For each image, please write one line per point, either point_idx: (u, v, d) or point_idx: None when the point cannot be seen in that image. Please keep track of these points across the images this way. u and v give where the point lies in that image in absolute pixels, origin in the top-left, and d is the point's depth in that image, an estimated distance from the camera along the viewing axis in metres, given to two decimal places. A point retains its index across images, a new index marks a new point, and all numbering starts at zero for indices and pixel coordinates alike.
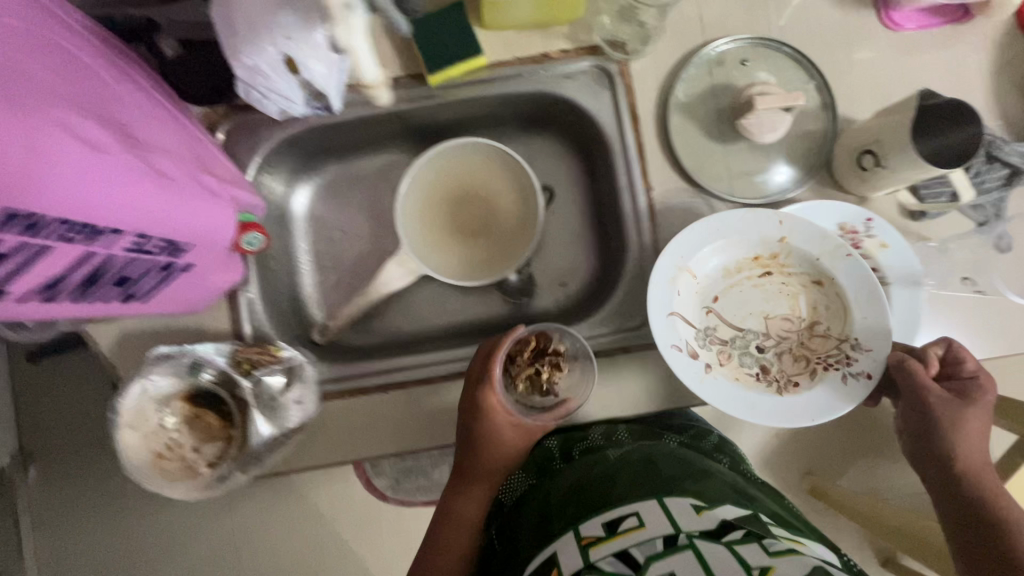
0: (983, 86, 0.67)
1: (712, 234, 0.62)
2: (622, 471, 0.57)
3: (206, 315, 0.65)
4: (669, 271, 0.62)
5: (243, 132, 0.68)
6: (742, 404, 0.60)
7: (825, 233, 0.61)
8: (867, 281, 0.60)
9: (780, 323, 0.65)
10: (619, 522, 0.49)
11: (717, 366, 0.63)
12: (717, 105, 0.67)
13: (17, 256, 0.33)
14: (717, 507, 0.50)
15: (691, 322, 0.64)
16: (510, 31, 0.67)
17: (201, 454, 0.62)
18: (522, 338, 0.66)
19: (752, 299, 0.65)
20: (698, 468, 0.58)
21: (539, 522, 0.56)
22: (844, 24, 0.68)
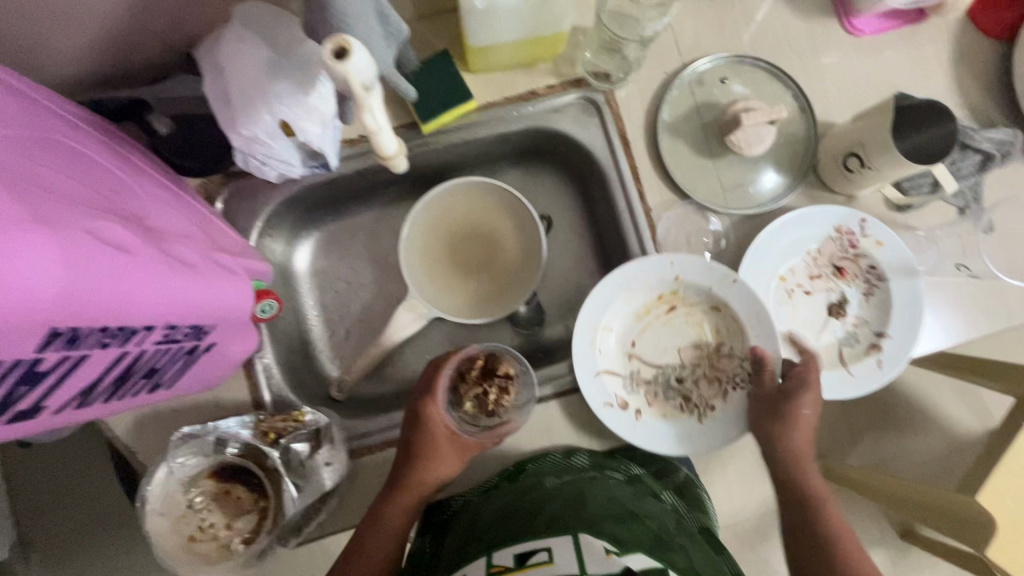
0: (946, 81, 0.70)
1: (613, 289, 0.67)
2: (548, 503, 0.60)
3: (223, 388, 0.64)
4: (586, 334, 0.66)
5: (240, 198, 0.68)
6: (668, 441, 0.65)
7: (712, 265, 0.65)
8: (754, 304, 0.65)
9: (691, 353, 0.69)
10: (530, 555, 0.52)
11: (646, 408, 0.67)
12: (702, 123, 0.69)
13: (57, 371, 0.33)
14: (628, 554, 0.52)
15: (616, 372, 0.68)
16: (495, 72, 0.68)
17: (234, 530, 0.60)
18: (471, 357, 0.67)
19: (664, 337, 0.69)
20: (628, 508, 0.60)
21: (463, 543, 0.60)
22: (812, 32, 0.71)
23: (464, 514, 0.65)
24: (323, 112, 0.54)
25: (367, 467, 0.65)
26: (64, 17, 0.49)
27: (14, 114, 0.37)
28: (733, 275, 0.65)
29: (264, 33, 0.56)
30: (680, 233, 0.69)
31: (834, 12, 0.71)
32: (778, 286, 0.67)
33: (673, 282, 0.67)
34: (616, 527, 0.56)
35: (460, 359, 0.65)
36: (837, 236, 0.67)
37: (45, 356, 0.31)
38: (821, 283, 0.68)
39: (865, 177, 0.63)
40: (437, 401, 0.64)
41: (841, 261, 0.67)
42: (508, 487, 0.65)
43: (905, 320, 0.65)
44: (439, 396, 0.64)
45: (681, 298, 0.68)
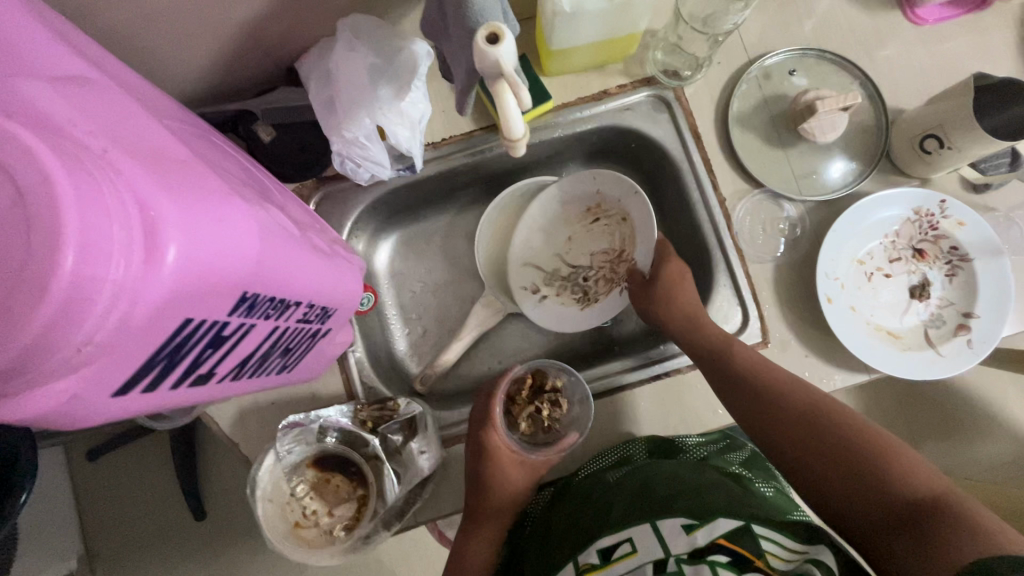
0: (1014, 64, 0.71)
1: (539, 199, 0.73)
2: (615, 493, 0.60)
3: (319, 381, 0.67)
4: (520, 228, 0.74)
5: (331, 202, 0.71)
6: (558, 321, 0.69)
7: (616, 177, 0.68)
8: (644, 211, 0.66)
9: (602, 258, 0.72)
10: (613, 548, 0.54)
11: (553, 296, 0.71)
12: (771, 114, 0.71)
13: (234, 337, 0.36)
14: (711, 522, 0.52)
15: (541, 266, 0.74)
16: (569, 75, 0.71)
17: (336, 517, 0.63)
18: (520, 377, 0.71)
19: (582, 243, 0.72)
20: (694, 480, 0.58)
21: (546, 545, 0.62)
22: (877, 23, 0.72)
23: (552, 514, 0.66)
24: (413, 116, 0.61)
25: (458, 456, 0.66)
26: (196, 28, 0.53)
27: (179, 114, 0.41)
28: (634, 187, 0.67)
29: (373, 43, 0.61)
30: (755, 221, 0.69)
31: (897, 3, 0.72)
32: (856, 269, 0.67)
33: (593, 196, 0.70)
34: (689, 501, 0.55)
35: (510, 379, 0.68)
36: (916, 218, 0.67)
37: (230, 320, 0.34)
38: (900, 265, 0.68)
39: (944, 158, 0.64)
40: (499, 427, 0.64)
41: (920, 244, 0.68)
42: (575, 487, 0.66)
43: (986, 298, 0.65)
44: (498, 421, 0.65)
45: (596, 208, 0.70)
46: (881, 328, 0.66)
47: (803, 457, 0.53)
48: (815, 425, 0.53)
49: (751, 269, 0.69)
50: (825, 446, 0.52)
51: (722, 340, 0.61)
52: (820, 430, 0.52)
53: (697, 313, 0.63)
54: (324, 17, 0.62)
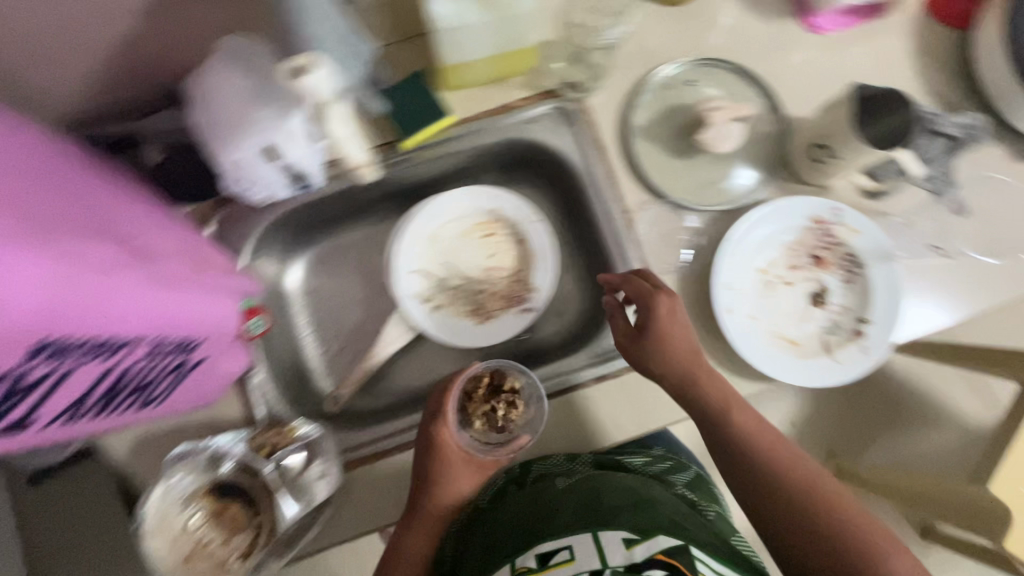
0: (908, 71, 0.72)
1: (437, 208, 0.69)
2: (563, 502, 0.61)
3: (217, 407, 0.66)
4: (410, 239, 0.68)
5: (230, 225, 0.69)
6: (447, 332, 0.67)
7: (519, 202, 0.69)
8: (545, 241, 0.68)
9: (494, 273, 0.70)
10: (551, 555, 0.56)
11: (442, 307, 0.69)
12: (673, 124, 0.71)
13: (45, 381, 0.34)
14: (650, 538, 0.54)
15: (427, 272, 0.69)
16: (470, 88, 0.71)
17: (231, 547, 0.62)
18: (478, 375, 0.69)
19: (475, 255, 0.70)
20: (642, 495, 0.60)
21: (488, 551, 0.61)
22: (775, 32, 0.73)
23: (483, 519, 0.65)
24: (303, 133, 0.57)
25: (361, 479, 0.65)
26: (52, 51, 0.51)
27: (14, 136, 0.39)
28: (532, 216, 0.68)
29: (249, 65, 0.58)
30: (659, 232, 0.69)
31: (795, 12, 0.73)
32: (758, 277, 0.68)
33: (491, 211, 0.70)
34: (634, 516, 0.57)
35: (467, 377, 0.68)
36: (814, 226, 0.68)
37: (31, 367, 0.33)
38: (800, 273, 0.68)
39: (833, 166, 0.65)
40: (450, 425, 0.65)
41: (820, 251, 0.68)
42: (519, 493, 0.65)
43: (919, 323, 0.67)
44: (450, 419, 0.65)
45: (494, 226, 0.70)
46: (781, 336, 0.67)
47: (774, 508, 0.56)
48: (803, 498, 0.55)
49: (656, 281, 0.69)
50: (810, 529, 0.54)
51: (725, 406, 0.59)
52: (800, 483, 0.56)
53: (695, 362, 0.61)
54: (203, 33, 0.60)
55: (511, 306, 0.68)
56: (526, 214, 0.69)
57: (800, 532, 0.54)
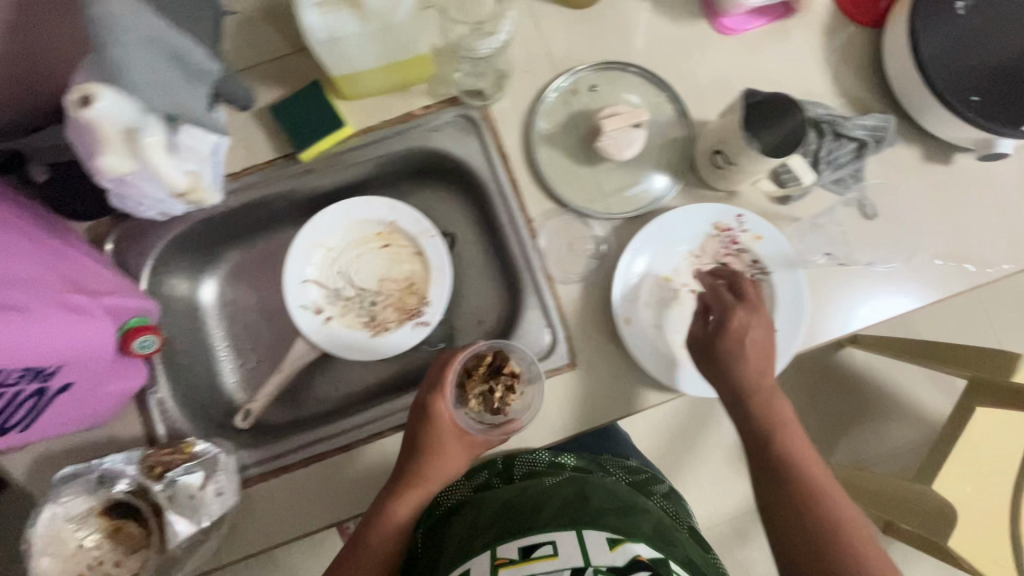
0: (820, 73, 0.71)
1: (335, 219, 0.74)
2: (549, 500, 0.63)
3: (116, 425, 0.65)
4: (305, 247, 0.72)
5: (130, 239, 0.68)
6: (342, 346, 0.72)
7: (417, 217, 0.73)
8: (437, 256, 0.73)
9: (389, 284, 0.75)
10: (534, 548, 0.55)
11: (338, 317, 0.74)
12: (578, 131, 0.70)
13: None
14: (633, 541, 0.56)
15: (324, 284, 0.74)
16: (372, 98, 0.70)
17: (124, 567, 0.61)
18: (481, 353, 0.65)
19: (372, 267, 0.76)
20: (622, 503, 0.63)
21: (467, 538, 0.63)
22: (684, 34, 0.72)
23: (462, 511, 0.68)
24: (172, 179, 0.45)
25: (262, 496, 0.64)
26: None
27: None
28: (430, 230, 0.73)
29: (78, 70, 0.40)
30: (563, 242, 0.69)
31: (704, 13, 0.72)
32: (662, 286, 0.68)
33: (387, 223, 0.74)
34: (616, 519, 0.59)
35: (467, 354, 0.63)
36: (716, 232, 0.67)
37: None
38: (705, 281, 0.68)
39: (733, 173, 0.64)
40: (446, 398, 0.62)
41: (725, 258, 0.67)
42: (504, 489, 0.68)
43: (883, 314, 0.67)
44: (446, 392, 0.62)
45: (391, 238, 0.75)
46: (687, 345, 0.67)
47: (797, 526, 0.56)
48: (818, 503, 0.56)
49: (560, 292, 0.68)
50: (807, 530, 0.55)
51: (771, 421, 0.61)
52: (821, 503, 0.56)
53: (762, 375, 0.61)
54: None
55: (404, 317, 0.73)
56: (423, 228, 0.73)
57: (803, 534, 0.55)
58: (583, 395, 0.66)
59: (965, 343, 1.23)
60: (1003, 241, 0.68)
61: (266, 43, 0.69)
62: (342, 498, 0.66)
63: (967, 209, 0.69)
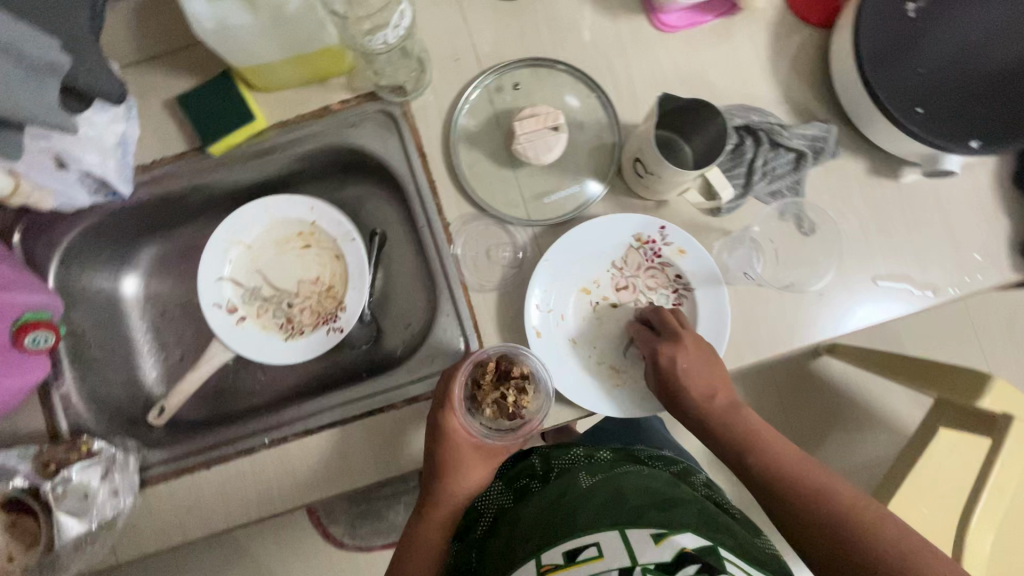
0: (763, 76, 0.66)
1: (255, 218, 0.75)
2: (587, 500, 0.57)
3: (17, 419, 0.64)
4: (221, 245, 0.75)
5: (37, 230, 0.67)
6: (252, 348, 0.73)
7: (337, 219, 0.75)
8: (355, 261, 0.75)
9: (308, 286, 0.78)
10: (579, 550, 0.51)
11: (253, 318, 0.76)
12: (500, 131, 0.67)
13: None
14: (677, 533, 0.51)
15: (241, 283, 0.77)
16: (287, 90, 0.67)
17: (16, 562, 0.61)
18: (483, 361, 0.61)
19: (292, 267, 0.79)
20: (665, 494, 0.58)
21: (507, 548, 0.57)
22: (619, 30, 0.67)
23: (503, 519, 0.62)
24: None
25: (160, 496, 0.63)
26: None
27: None
28: (350, 234, 0.75)
29: None
30: (480, 247, 0.66)
31: (642, 9, 0.67)
32: (581, 298, 0.64)
33: (306, 223, 0.77)
34: (659, 513, 0.54)
35: (472, 363, 0.60)
36: (638, 244, 0.63)
37: None
38: (627, 294, 0.65)
39: (653, 182, 0.60)
40: (458, 411, 0.59)
41: (647, 271, 0.64)
42: (540, 492, 0.62)
43: (862, 323, 0.63)
44: (457, 405, 0.59)
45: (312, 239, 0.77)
46: (604, 363, 0.64)
47: (808, 534, 0.53)
48: (833, 517, 0.52)
49: (474, 300, 0.65)
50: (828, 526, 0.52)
51: (750, 439, 0.58)
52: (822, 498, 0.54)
53: (720, 396, 0.59)
54: None
55: (319, 318, 0.76)
56: (343, 231, 0.75)
57: (827, 551, 0.52)
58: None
59: (940, 360, 1.17)
60: (950, 262, 0.64)
61: (176, 30, 0.66)
62: (246, 500, 0.64)
63: (911, 227, 0.64)
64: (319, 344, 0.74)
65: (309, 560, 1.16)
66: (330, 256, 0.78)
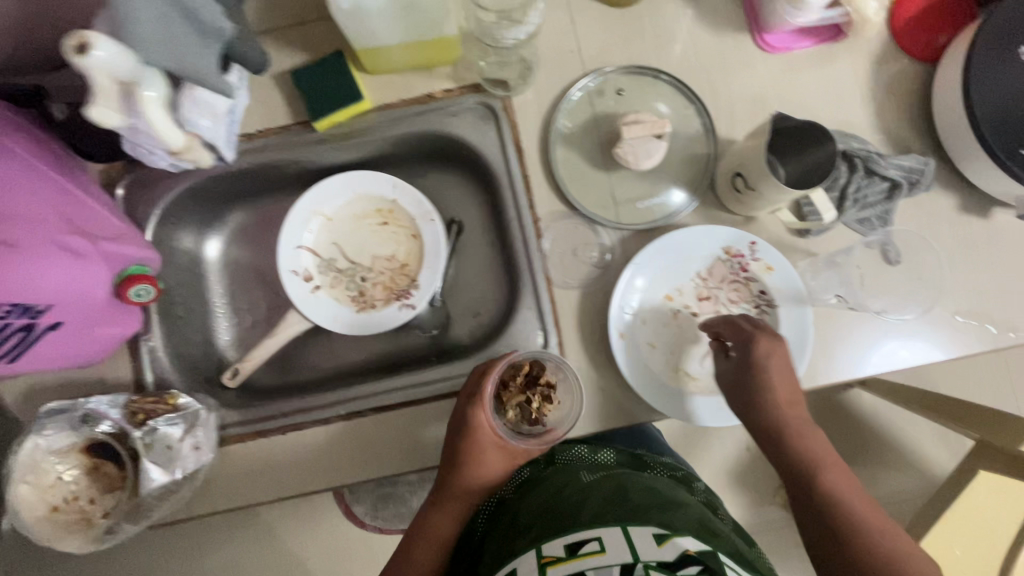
0: (862, 104, 0.67)
1: (338, 191, 0.76)
2: (589, 497, 0.57)
3: (107, 367, 0.67)
4: (303, 213, 0.76)
5: (140, 186, 0.69)
6: (327, 317, 0.75)
7: (419, 199, 0.76)
8: (434, 242, 0.76)
9: (382, 262, 0.79)
10: (580, 543, 0.51)
11: (327, 288, 0.77)
12: (598, 134, 0.68)
13: None
14: (681, 535, 0.51)
15: (317, 253, 0.78)
16: (395, 74, 0.69)
17: (98, 505, 0.63)
18: (516, 363, 0.63)
19: (367, 242, 0.79)
20: (666, 497, 0.58)
21: (507, 538, 0.58)
22: (722, 47, 0.68)
23: (503, 508, 0.64)
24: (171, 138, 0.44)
25: (236, 458, 0.65)
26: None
27: None
28: (430, 215, 0.76)
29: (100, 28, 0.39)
30: (567, 245, 0.67)
31: (748, 27, 0.68)
32: (663, 305, 0.66)
33: (386, 200, 0.77)
34: (660, 514, 0.54)
35: (506, 365, 0.62)
36: (726, 257, 0.65)
37: None
38: (708, 305, 0.66)
39: (751, 199, 0.61)
40: (486, 409, 0.61)
41: (731, 284, 0.65)
42: (545, 485, 0.62)
43: (938, 356, 0.64)
44: (486, 404, 0.61)
45: (391, 217, 0.78)
46: (680, 369, 0.65)
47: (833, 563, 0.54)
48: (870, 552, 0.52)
49: (557, 296, 0.66)
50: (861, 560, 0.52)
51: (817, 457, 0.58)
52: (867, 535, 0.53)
53: (791, 409, 0.59)
54: None
55: (391, 295, 0.77)
56: (425, 211, 0.76)
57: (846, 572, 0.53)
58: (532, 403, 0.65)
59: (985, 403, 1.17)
60: None
61: (293, 6, 0.68)
62: (321, 467, 0.66)
63: (1000, 268, 0.65)
64: (391, 321, 0.75)
65: (338, 537, 1.16)
66: (406, 236, 0.79)
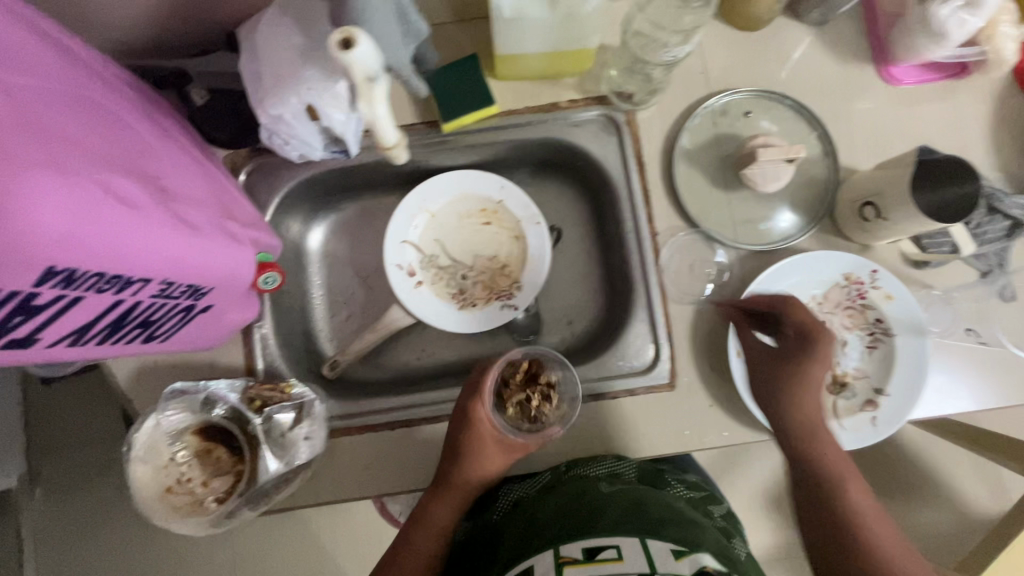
0: (984, 141, 0.68)
1: (446, 189, 0.77)
2: (608, 506, 0.56)
3: (220, 350, 0.67)
4: (410, 209, 0.76)
5: (262, 173, 0.71)
6: (428, 311, 0.75)
7: (527, 203, 0.75)
8: (539, 244, 0.75)
9: (482, 262, 0.79)
10: (599, 549, 0.49)
11: (428, 284, 0.77)
12: (719, 153, 0.69)
13: (73, 295, 0.36)
14: (699, 552, 0.49)
15: (421, 248, 0.78)
16: (522, 82, 0.70)
17: (211, 488, 0.64)
18: (514, 361, 0.65)
19: (469, 241, 0.79)
20: (686, 514, 0.56)
21: (523, 535, 0.57)
22: (846, 76, 0.70)
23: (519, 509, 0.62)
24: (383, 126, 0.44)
25: (343, 450, 0.65)
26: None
27: (95, 79, 0.41)
28: (536, 218, 0.75)
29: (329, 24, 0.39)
30: (683, 261, 0.69)
31: (873, 58, 0.70)
32: None
33: (492, 200, 0.77)
34: (679, 530, 0.52)
35: (505, 360, 0.63)
36: (845, 283, 0.66)
37: (41, 291, 0.34)
38: None
39: (879, 228, 0.62)
40: (485, 401, 0.61)
41: (847, 310, 0.66)
42: (562, 489, 0.60)
43: None
44: (486, 396, 0.62)
45: (495, 217, 0.78)
46: None
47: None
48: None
49: (671, 310, 0.67)
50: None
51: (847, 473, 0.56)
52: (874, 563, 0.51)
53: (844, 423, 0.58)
54: None
55: (492, 296, 0.77)
56: (531, 215, 0.76)
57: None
58: (642, 416, 0.65)
59: None
60: None
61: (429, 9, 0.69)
62: (427, 466, 0.66)
63: None
64: (494, 322, 0.75)
65: None
66: (508, 237, 0.78)
